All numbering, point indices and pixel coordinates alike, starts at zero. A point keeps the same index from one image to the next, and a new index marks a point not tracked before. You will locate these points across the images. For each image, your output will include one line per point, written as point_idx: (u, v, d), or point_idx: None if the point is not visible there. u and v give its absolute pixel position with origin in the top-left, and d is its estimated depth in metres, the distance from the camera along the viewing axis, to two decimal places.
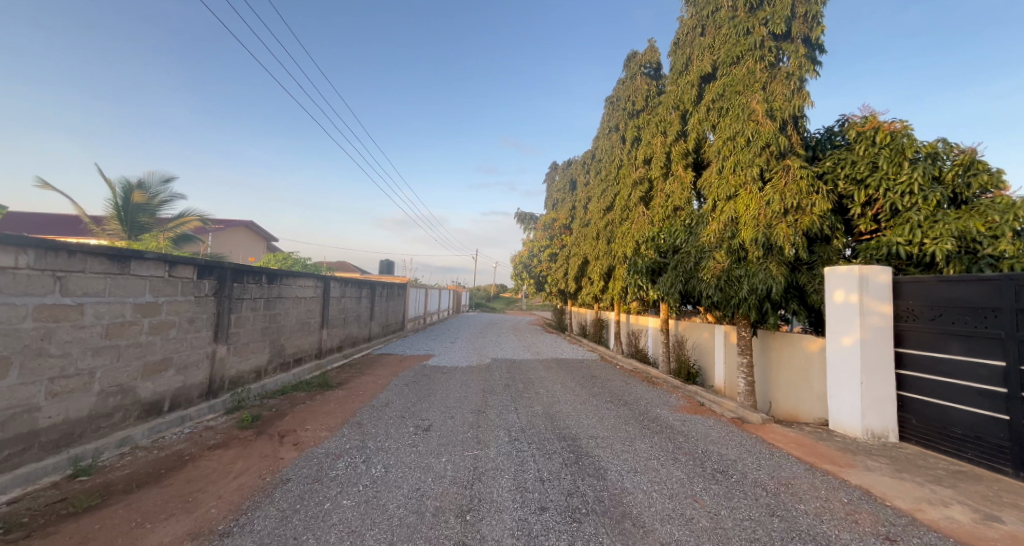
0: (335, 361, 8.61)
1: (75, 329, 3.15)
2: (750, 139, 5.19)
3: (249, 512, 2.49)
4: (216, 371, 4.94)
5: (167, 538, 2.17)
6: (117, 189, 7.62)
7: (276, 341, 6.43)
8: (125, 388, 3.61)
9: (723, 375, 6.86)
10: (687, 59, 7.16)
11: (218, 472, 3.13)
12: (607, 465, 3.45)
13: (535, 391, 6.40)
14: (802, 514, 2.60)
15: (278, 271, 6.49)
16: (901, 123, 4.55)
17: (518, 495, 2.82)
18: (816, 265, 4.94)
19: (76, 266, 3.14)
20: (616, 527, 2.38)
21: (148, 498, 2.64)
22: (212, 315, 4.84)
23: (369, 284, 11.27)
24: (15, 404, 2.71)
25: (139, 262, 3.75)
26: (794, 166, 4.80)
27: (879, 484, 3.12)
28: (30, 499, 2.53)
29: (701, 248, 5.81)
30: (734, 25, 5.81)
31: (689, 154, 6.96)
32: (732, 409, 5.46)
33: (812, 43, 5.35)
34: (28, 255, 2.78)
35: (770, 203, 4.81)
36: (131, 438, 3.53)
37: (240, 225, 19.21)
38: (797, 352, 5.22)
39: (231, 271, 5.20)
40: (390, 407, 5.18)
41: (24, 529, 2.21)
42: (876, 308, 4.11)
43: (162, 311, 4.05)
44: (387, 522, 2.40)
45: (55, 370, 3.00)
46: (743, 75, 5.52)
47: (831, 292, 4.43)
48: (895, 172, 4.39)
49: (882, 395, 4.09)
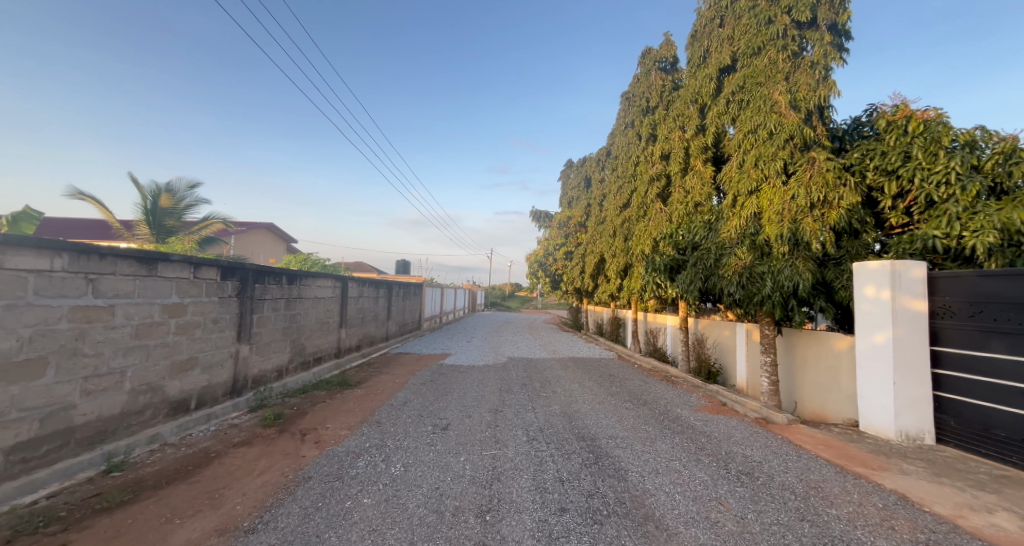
0: (354, 360, 8.75)
1: (107, 330, 3.25)
2: (772, 132, 5.03)
3: (272, 510, 2.52)
4: (240, 370, 5.06)
5: (195, 534, 2.22)
6: (146, 194, 7.88)
7: (296, 341, 6.54)
8: (154, 386, 3.73)
9: (745, 373, 6.72)
10: (705, 51, 7.01)
11: (243, 469, 3.19)
12: (628, 465, 3.40)
13: (553, 390, 6.38)
14: (834, 519, 2.50)
15: (298, 272, 6.60)
16: (935, 111, 4.38)
17: (538, 495, 2.80)
18: (845, 261, 4.74)
19: (107, 268, 3.24)
20: (638, 530, 2.33)
21: (177, 494, 2.71)
22: (236, 316, 4.96)
23: (386, 284, 11.43)
24: (52, 401, 2.82)
25: (166, 264, 3.86)
26: (819, 159, 4.63)
27: (916, 488, 2.98)
28: (68, 493, 2.64)
29: (722, 244, 5.65)
30: (754, 15, 5.65)
31: (708, 148, 6.81)
32: (755, 409, 5.27)
33: (839, 30, 5.15)
34: (63, 258, 2.89)
35: (796, 198, 4.67)
36: (160, 436, 3.64)
37: (260, 228, 19.59)
38: (824, 351, 5.03)
39: (253, 272, 5.32)
40: (408, 407, 5.20)
41: (62, 522, 2.30)
42: (909, 304, 3.94)
43: (188, 311, 4.15)
44: (408, 521, 2.40)
45: (89, 369, 3.11)
46: (766, 66, 5.34)
47: (861, 288, 4.26)
48: (929, 162, 4.19)
49: (918, 396, 3.91)
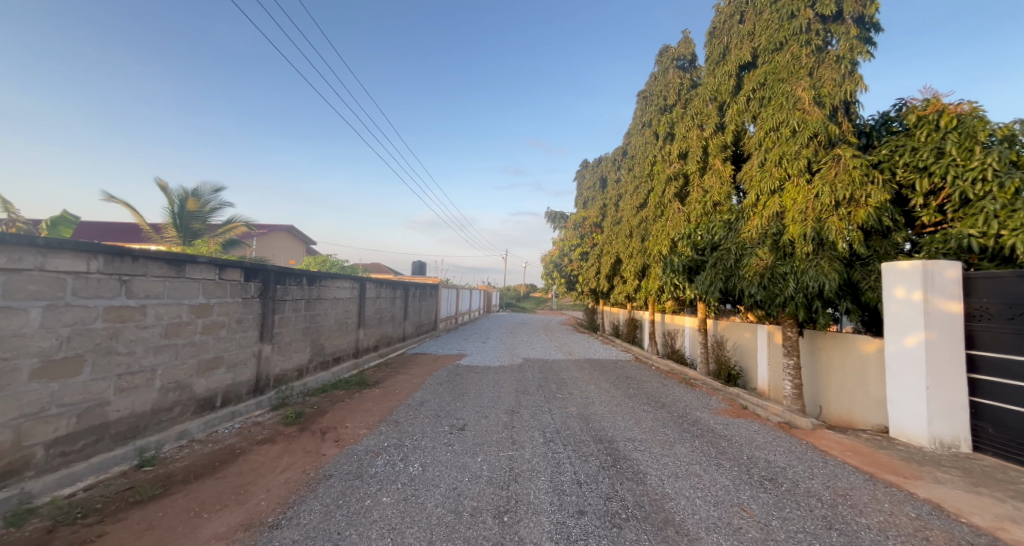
0: (372, 360, 8.88)
1: (139, 329, 3.37)
2: (796, 129, 4.90)
3: (295, 506, 2.57)
4: (262, 369, 5.19)
5: (223, 528, 2.28)
6: (174, 199, 8.22)
7: (316, 340, 6.68)
8: (182, 384, 3.85)
9: (767, 377, 6.56)
10: (725, 47, 6.89)
11: (266, 466, 3.27)
12: (646, 469, 3.36)
13: (569, 391, 6.34)
14: (864, 529, 2.42)
15: (318, 273, 6.73)
16: (969, 105, 4.21)
17: (556, 497, 2.78)
18: (872, 261, 4.59)
19: (139, 270, 3.36)
20: (658, 534, 2.30)
21: (204, 489, 2.79)
22: (259, 316, 5.09)
23: (403, 285, 11.56)
24: (88, 397, 2.94)
25: (193, 265, 3.98)
26: (845, 156, 4.49)
27: (951, 498, 2.86)
28: (104, 486, 2.75)
29: (742, 244, 5.52)
30: (776, 10, 5.53)
31: (728, 146, 6.69)
32: (778, 413, 5.15)
33: (867, 22, 4.98)
34: (98, 261, 3.01)
35: (820, 196, 4.55)
36: (188, 432, 3.76)
37: (281, 230, 20.06)
38: (851, 354, 4.87)
39: (275, 273, 5.45)
40: (425, 407, 5.25)
41: (98, 514, 2.39)
42: (943, 306, 3.78)
43: (214, 312, 4.28)
44: (426, 520, 2.42)
45: (123, 367, 3.23)
46: (788, 62, 5.22)
47: (890, 289, 4.12)
48: (964, 158, 4.02)
49: (952, 401, 3.75)
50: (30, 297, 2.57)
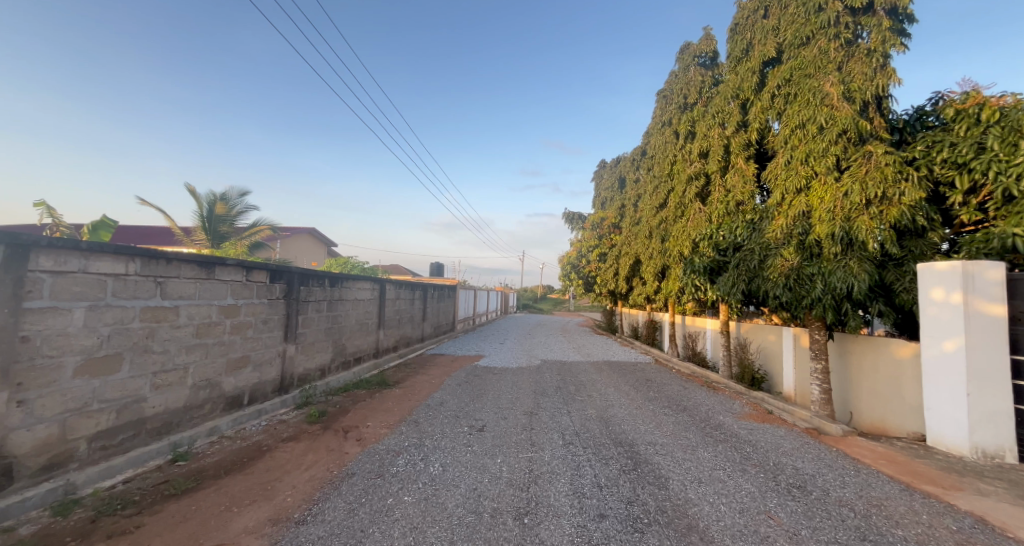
0: (391, 360, 9.00)
1: (172, 329, 3.51)
2: (823, 126, 4.75)
3: (320, 503, 2.62)
4: (287, 368, 5.32)
5: (252, 522, 2.35)
6: (204, 203, 8.54)
7: (338, 341, 6.81)
8: (212, 382, 3.98)
9: (793, 381, 6.36)
10: (748, 44, 6.74)
11: (292, 463, 3.35)
12: (668, 473, 3.30)
13: (588, 394, 6.29)
14: (901, 541, 2.32)
15: (339, 275, 6.87)
16: (1013, 97, 4.00)
17: (576, 500, 2.76)
18: (907, 262, 4.40)
19: (172, 272, 3.49)
20: (681, 540, 2.26)
21: (234, 484, 2.88)
22: (283, 316, 5.22)
23: (421, 287, 11.69)
24: (126, 394, 3.07)
25: (222, 267, 4.12)
26: (876, 153, 4.33)
27: (995, 511, 2.72)
28: (141, 479, 2.87)
29: (767, 244, 5.38)
30: (803, 4, 5.39)
31: (751, 145, 6.53)
32: (806, 419, 4.99)
33: (900, 14, 4.79)
34: (136, 263, 3.14)
35: (849, 195, 4.39)
36: (218, 428, 3.89)
37: (303, 233, 20.55)
38: (884, 358, 4.68)
39: (298, 275, 5.59)
40: (444, 407, 5.29)
41: (136, 506, 2.49)
42: (984, 309, 3.60)
43: (241, 312, 4.41)
44: (447, 520, 2.44)
45: (158, 365, 3.36)
46: (815, 56, 5.07)
47: (927, 291, 3.95)
48: (1008, 153, 3.82)
49: (995, 409, 3.56)
50: (74, 297, 2.71)
